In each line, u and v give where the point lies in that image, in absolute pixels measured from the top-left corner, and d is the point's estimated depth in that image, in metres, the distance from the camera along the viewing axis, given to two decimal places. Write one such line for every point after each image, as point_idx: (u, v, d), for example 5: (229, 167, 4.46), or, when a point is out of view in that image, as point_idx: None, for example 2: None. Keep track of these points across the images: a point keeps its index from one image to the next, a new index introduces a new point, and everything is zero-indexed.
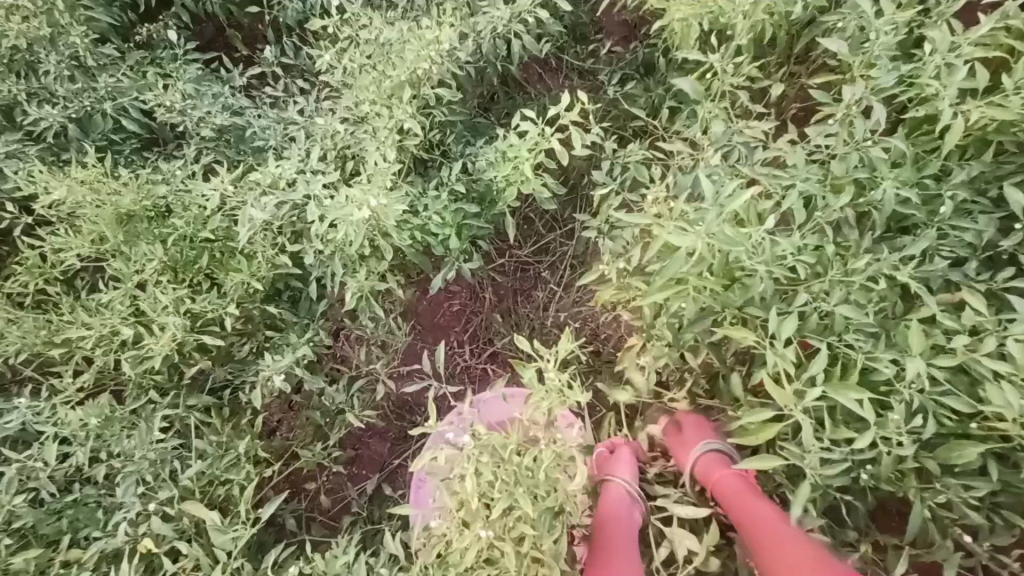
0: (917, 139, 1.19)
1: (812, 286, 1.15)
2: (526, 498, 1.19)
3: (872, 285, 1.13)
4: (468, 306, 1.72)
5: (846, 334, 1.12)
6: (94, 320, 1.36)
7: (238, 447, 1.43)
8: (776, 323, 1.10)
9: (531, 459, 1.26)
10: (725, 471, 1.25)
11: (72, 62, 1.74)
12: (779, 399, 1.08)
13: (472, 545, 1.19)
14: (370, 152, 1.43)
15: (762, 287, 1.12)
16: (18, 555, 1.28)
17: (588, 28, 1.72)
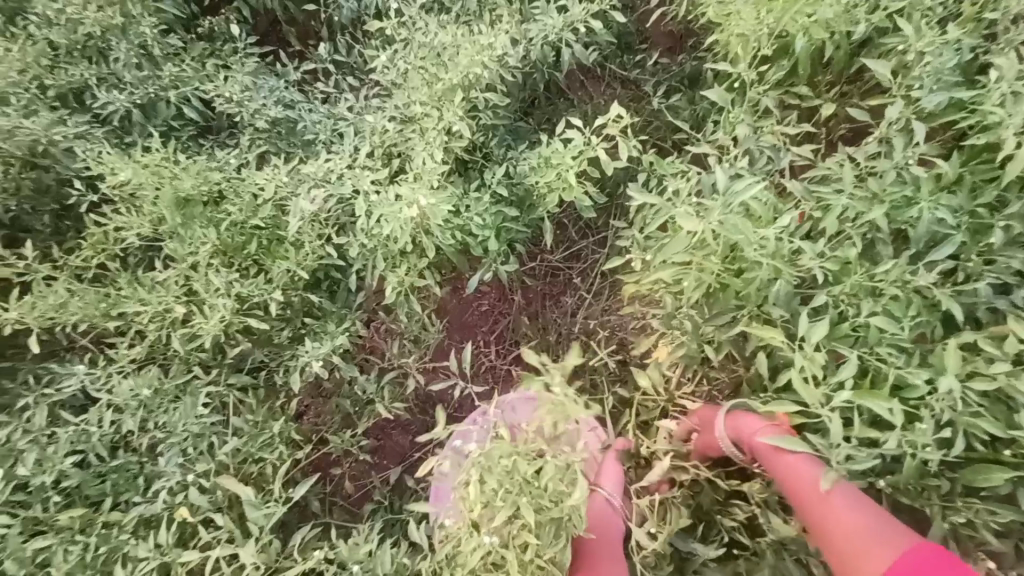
0: (975, 167, 1.14)
1: (833, 290, 1.16)
2: (529, 508, 1.18)
3: (918, 313, 1.11)
4: (497, 307, 1.73)
5: (877, 347, 1.12)
6: (150, 297, 1.44)
7: (272, 428, 1.50)
8: (805, 326, 1.12)
9: (535, 469, 1.24)
10: (755, 426, 1.19)
11: (140, 50, 1.84)
12: (805, 395, 1.10)
13: (477, 550, 1.20)
14: (418, 152, 1.48)
15: (777, 288, 1.17)
16: (64, 512, 1.38)
17: (635, 38, 1.72)
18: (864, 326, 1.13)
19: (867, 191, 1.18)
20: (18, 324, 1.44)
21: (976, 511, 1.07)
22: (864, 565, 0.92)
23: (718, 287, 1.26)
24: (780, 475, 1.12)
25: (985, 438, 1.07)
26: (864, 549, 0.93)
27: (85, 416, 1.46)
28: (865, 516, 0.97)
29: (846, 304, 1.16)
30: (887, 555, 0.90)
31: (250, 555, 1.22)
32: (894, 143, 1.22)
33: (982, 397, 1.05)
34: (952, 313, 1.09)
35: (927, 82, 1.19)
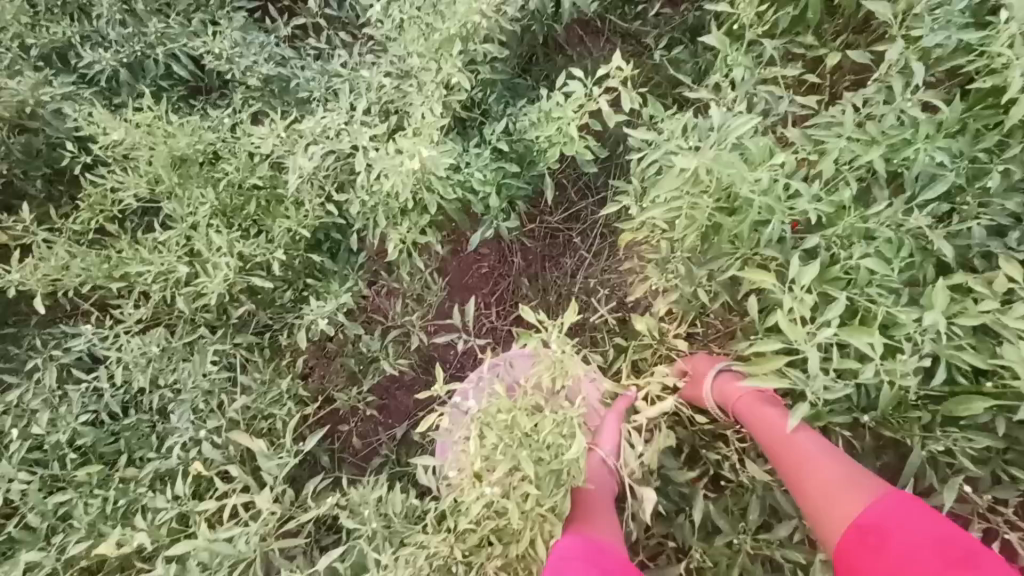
0: (979, 111, 1.13)
1: (826, 233, 1.18)
2: (528, 461, 1.24)
3: (912, 259, 1.13)
4: (497, 268, 1.74)
5: (869, 288, 1.13)
6: (153, 256, 1.43)
7: (280, 385, 1.53)
8: (796, 267, 1.13)
9: (534, 423, 1.30)
10: (739, 388, 1.23)
11: (123, 5, 1.78)
12: (789, 335, 1.11)
13: (479, 500, 1.27)
14: (417, 106, 1.45)
15: (771, 226, 1.18)
16: (81, 469, 1.42)
17: None
18: (857, 267, 1.14)
19: (868, 135, 1.17)
20: (22, 286, 1.45)
21: (953, 436, 1.11)
22: (834, 508, 0.94)
23: (713, 230, 1.28)
24: (761, 432, 1.14)
25: (971, 373, 1.11)
26: (834, 492, 0.95)
27: (96, 377, 1.49)
28: (839, 464, 0.99)
29: (839, 248, 1.17)
30: (858, 499, 0.92)
31: (264, 501, 1.26)
32: (896, 86, 1.21)
33: (969, 333, 1.08)
34: (945, 254, 1.11)
35: (937, 22, 1.16)
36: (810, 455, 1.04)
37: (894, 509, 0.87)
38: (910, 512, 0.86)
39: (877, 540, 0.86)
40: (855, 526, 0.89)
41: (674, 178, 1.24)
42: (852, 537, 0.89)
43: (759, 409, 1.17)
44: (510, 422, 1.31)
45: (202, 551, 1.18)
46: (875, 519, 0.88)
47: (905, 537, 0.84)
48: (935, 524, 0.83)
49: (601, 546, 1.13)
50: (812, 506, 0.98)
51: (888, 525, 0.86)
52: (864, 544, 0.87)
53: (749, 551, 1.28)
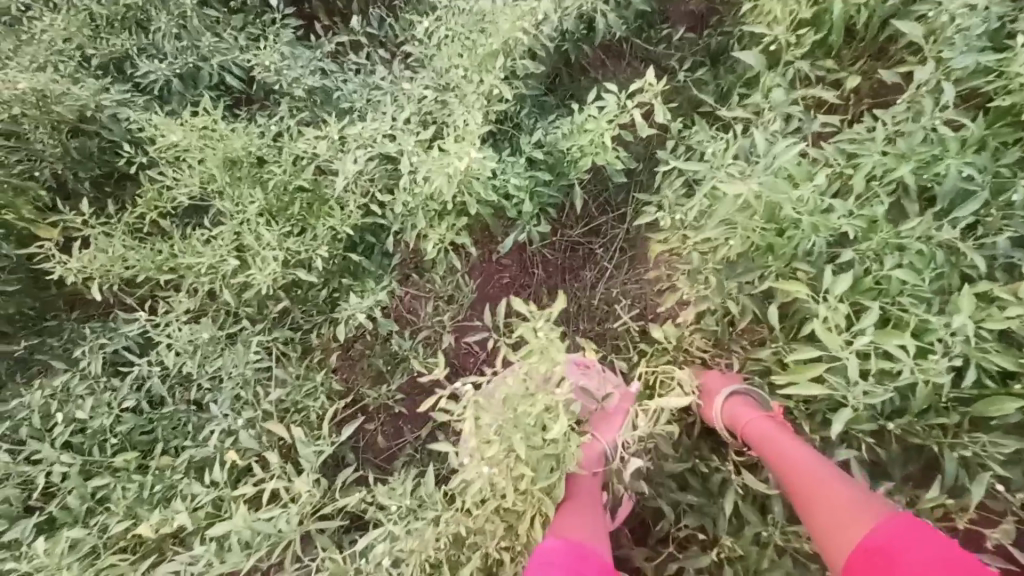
0: (1001, 129, 1.19)
1: (859, 246, 1.22)
2: (521, 442, 1.24)
3: (940, 268, 1.17)
4: (517, 279, 1.74)
5: (901, 297, 1.18)
6: (206, 250, 1.52)
7: (315, 379, 1.57)
8: (829, 279, 1.19)
9: (532, 407, 1.28)
10: (752, 414, 1.25)
11: (180, 21, 1.91)
12: (826, 341, 1.17)
13: (477, 478, 1.28)
14: (459, 114, 1.54)
15: (812, 241, 1.24)
16: (120, 454, 1.47)
17: (654, 17, 1.69)
18: (889, 277, 1.18)
19: (895, 149, 1.22)
20: (79, 275, 1.53)
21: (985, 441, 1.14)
22: (841, 532, 0.90)
23: (750, 241, 1.32)
24: (773, 458, 1.14)
25: (1001, 379, 1.14)
26: (841, 516, 0.92)
27: (138, 364, 1.54)
28: (848, 489, 0.96)
29: (871, 260, 1.22)
30: (864, 521, 0.88)
31: (306, 483, 1.33)
32: (921, 104, 1.26)
33: (998, 339, 1.12)
34: (972, 262, 1.15)
35: (956, 48, 1.23)
36: (820, 482, 1.01)
37: (898, 527, 0.83)
38: (910, 529, 0.82)
39: (880, 559, 0.81)
40: (859, 548, 0.85)
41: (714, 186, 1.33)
42: (855, 557, 0.85)
43: (771, 436, 1.18)
44: (514, 404, 1.31)
45: (242, 531, 1.26)
46: (877, 538, 0.84)
47: (906, 552, 0.79)
48: (940, 543, 0.78)
49: (582, 552, 1.08)
50: (821, 532, 0.94)
51: (887, 543, 0.82)
52: (867, 564, 0.83)
53: (777, 543, 1.32)
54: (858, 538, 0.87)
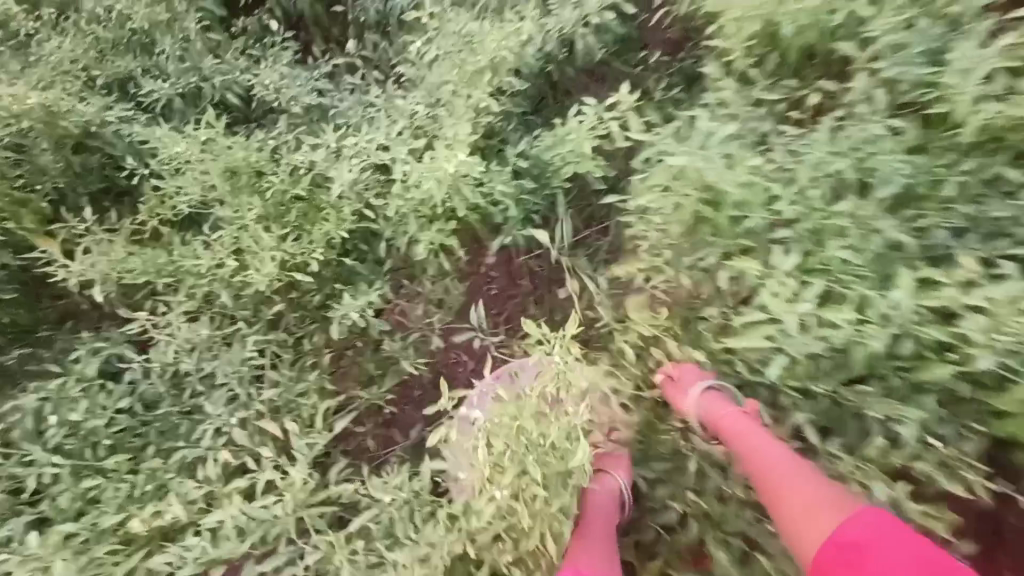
0: (940, 133, 1.29)
1: (804, 232, 1.28)
2: (535, 466, 1.31)
3: (880, 252, 1.22)
4: (505, 291, 1.74)
5: (843, 277, 1.23)
6: (206, 252, 1.58)
7: (307, 379, 1.61)
8: (778, 258, 1.28)
9: (540, 430, 1.37)
10: (727, 408, 1.28)
11: (183, 44, 2.01)
12: (773, 307, 1.26)
13: (487, 503, 1.32)
14: (450, 125, 1.66)
15: (755, 223, 1.33)
16: (111, 457, 1.49)
17: (636, 43, 1.81)
18: (829, 258, 1.25)
19: (842, 149, 1.30)
20: (82, 278, 1.57)
21: (930, 409, 1.18)
22: (811, 525, 0.95)
23: (700, 225, 1.43)
24: (744, 450, 1.18)
25: (941, 349, 1.17)
26: (815, 510, 0.96)
27: (137, 360, 1.58)
28: (819, 485, 1.01)
29: (813, 245, 1.28)
30: (835, 516, 0.94)
31: (302, 469, 1.36)
32: (862, 111, 1.37)
33: (933, 311, 1.18)
34: (910, 248, 1.21)
35: (895, 61, 1.33)
36: (790, 474, 1.06)
37: (868, 524, 0.89)
38: (883, 527, 0.88)
39: (852, 555, 0.87)
40: (832, 541, 0.90)
41: (673, 182, 1.45)
42: (829, 550, 0.90)
43: (744, 428, 1.22)
44: (519, 428, 1.37)
45: (244, 511, 1.36)
46: (848, 531, 0.90)
47: (877, 550, 0.85)
48: (909, 540, 0.85)
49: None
50: (790, 521, 0.99)
51: (862, 539, 0.87)
52: (840, 558, 0.88)
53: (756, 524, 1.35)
54: (831, 530, 0.92)
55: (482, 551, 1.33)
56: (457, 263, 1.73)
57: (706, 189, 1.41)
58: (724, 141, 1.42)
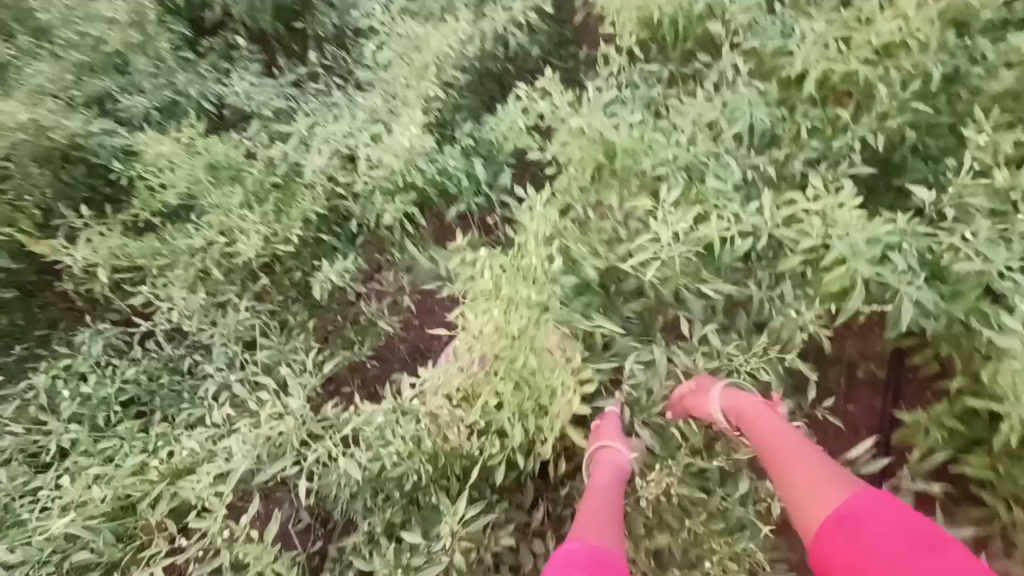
0: (793, 90, 1.61)
1: (692, 174, 1.57)
2: (504, 385, 1.51)
3: (746, 178, 1.54)
4: None
5: (721, 201, 1.50)
6: (198, 233, 1.82)
7: (296, 340, 1.83)
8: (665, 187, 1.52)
9: (509, 356, 1.53)
10: (745, 398, 1.31)
11: (156, 62, 2.21)
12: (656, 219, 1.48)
13: (454, 423, 1.53)
14: (406, 113, 1.93)
15: (646, 162, 1.58)
16: (122, 423, 1.67)
17: (568, 40, 2.11)
18: (706, 190, 1.51)
19: (720, 107, 1.62)
20: (87, 265, 1.84)
21: (789, 294, 1.44)
22: (815, 502, 0.99)
23: (610, 174, 1.63)
24: (758, 434, 1.21)
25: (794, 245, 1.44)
26: (819, 489, 1.01)
27: (141, 326, 1.84)
28: (826, 467, 1.06)
29: (699, 180, 1.56)
30: (838, 498, 0.98)
31: (297, 401, 1.58)
32: (734, 78, 1.71)
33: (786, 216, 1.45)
34: (765, 173, 1.54)
35: (754, 34, 1.68)
36: (798, 455, 1.10)
37: (873, 510, 0.94)
38: (885, 509, 0.93)
39: (853, 538, 0.92)
40: (833, 525, 0.95)
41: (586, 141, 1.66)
42: (831, 525, 0.95)
43: (763, 415, 1.25)
44: (489, 359, 1.55)
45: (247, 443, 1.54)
46: (853, 513, 0.94)
47: (879, 535, 0.90)
48: (907, 532, 0.90)
49: (605, 559, 1.07)
50: (795, 500, 1.03)
51: (865, 517, 0.93)
52: (840, 541, 0.93)
53: None
54: (832, 513, 0.97)
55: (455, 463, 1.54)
56: (420, 230, 1.97)
57: (614, 143, 1.62)
58: (625, 108, 1.70)
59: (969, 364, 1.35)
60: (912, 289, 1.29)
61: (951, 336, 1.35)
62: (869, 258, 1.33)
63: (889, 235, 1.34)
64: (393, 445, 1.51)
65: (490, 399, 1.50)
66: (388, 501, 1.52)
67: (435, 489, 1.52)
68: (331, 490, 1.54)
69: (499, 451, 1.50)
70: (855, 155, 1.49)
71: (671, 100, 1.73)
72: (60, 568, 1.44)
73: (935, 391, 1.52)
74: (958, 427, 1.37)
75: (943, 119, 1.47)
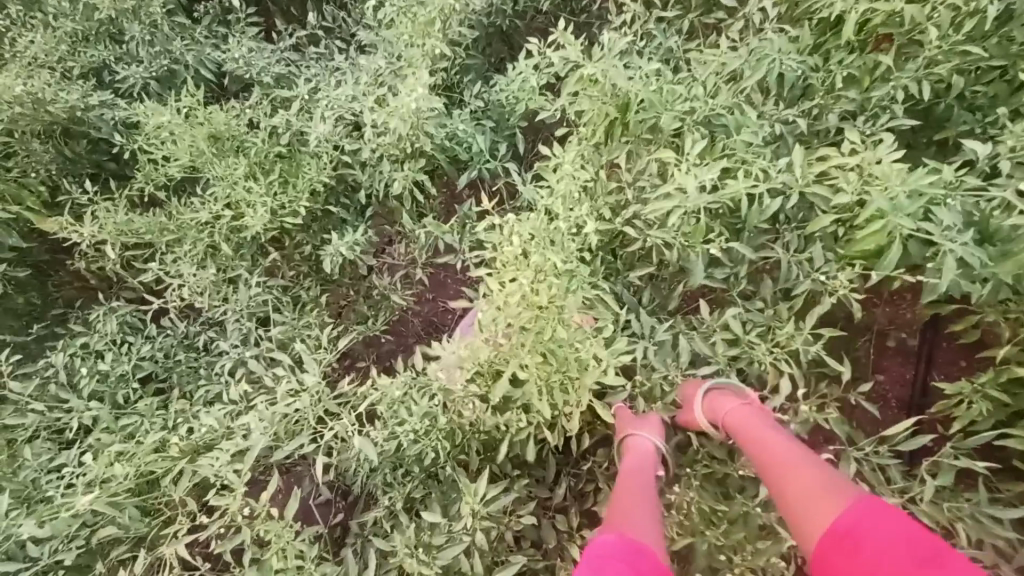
0: (829, 36, 1.48)
1: (720, 132, 1.47)
2: (529, 355, 1.42)
3: (776, 133, 1.44)
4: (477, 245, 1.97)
5: (746, 156, 1.39)
6: (203, 207, 1.77)
7: (309, 316, 1.80)
8: (689, 142, 1.41)
9: (528, 324, 1.45)
10: (732, 406, 1.26)
11: (151, 29, 2.11)
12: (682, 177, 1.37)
13: (471, 397, 1.49)
14: (410, 74, 1.82)
15: (667, 120, 1.47)
16: (141, 401, 1.67)
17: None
18: (732, 143, 1.41)
19: (750, 57, 1.50)
20: (94, 241, 1.80)
21: (819, 258, 1.35)
22: (810, 518, 0.91)
23: (625, 133, 1.57)
24: (751, 445, 1.16)
25: (826, 204, 1.34)
26: (812, 504, 0.92)
27: (154, 303, 1.82)
28: (820, 476, 0.97)
29: (724, 138, 1.46)
30: (836, 504, 0.90)
31: (311, 377, 1.56)
32: (761, 26, 1.58)
33: (816, 173, 1.35)
34: (799, 129, 1.44)
35: None
36: (792, 463, 1.03)
37: (866, 517, 0.84)
38: (880, 516, 0.83)
39: (851, 543, 0.83)
40: (830, 532, 0.87)
41: (604, 98, 1.55)
42: (828, 543, 0.86)
43: (754, 424, 1.20)
44: (508, 330, 1.47)
45: (262, 420, 1.50)
46: (847, 526, 0.85)
47: (878, 534, 0.81)
48: (908, 529, 0.80)
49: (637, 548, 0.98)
50: (791, 513, 0.95)
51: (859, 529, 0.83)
52: (840, 550, 0.84)
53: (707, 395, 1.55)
54: (831, 520, 0.88)
55: (474, 437, 1.52)
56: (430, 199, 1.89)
57: (636, 100, 1.51)
58: (644, 61, 1.59)
59: (1015, 331, 1.26)
60: (975, 255, 1.14)
61: (997, 303, 1.25)
62: (912, 214, 1.20)
63: (931, 189, 1.21)
64: (409, 423, 1.48)
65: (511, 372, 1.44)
66: (408, 475, 1.52)
67: (453, 465, 1.50)
68: (350, 464, 1.53)
69: (518, 424, 1.46)
70: (898, 106, 1.37)
71: (693, 52, 1.61)
72: (90, 541, 1.47)
73: (969, 359, 1.50)
74: (1004, 398, 1.26)
75: (993, 64, 1.33)
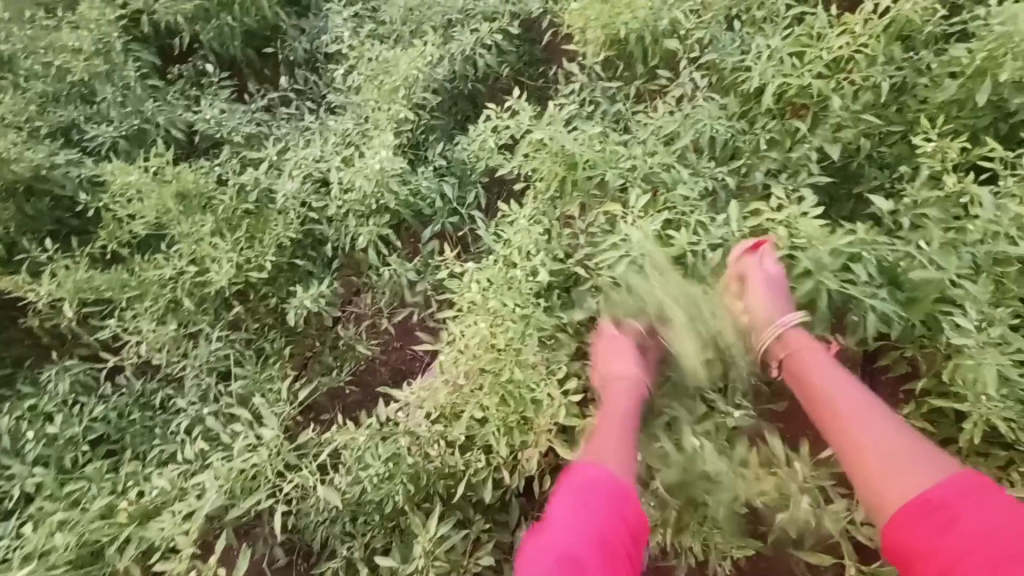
0: (753, 103, 1.66)
1: (660, 187, 1.59)
2: (490, 397, 1.49)
3: (711, 189, 1.58)
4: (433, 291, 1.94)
5: (683, 208, 1.53)
6: (166, 263, 1.80)
7: (271, 370, 1.78)
8: (633, 198, 1.56)
9: (488, 364, 1.52)
10: (806, 343, 1.23)
11: (123, 91, 2.17)
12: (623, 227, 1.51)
13: (432, 444, 1.50)
14: (377, 136, 1.94)
15: (609, 176, 1.62)
16: (89, 464, 1.60)
17: (537, 57, 2.11)
18: (673, 198, 1.55)
19: (686, 122, 1.66)
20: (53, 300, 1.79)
21: None
22: (890, 483, 0.89)
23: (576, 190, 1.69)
24: (816, 386, 1.13)
25: None
26: (898, 472, 0.90)
27: (110, 361, 1.79)
28: (900, 444, 0.94)
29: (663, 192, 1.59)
30: (926, 476, 0.87)
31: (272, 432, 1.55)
32: (693, 94, 1.75)
33: (754, 229, 1.49)
34: (730, 185, 1.58)
35: (711, 49, 1.75)
36: (863, 417, 1.01)
37: (966, 492, 0.82)
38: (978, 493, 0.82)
39: (944, 515, 0.81)
40: (918, 499, 0.85)
41: (554, 155, 1.70)
42: (914, 509, 0.85)
43: (829, 367, 1.15)
44: (468, 370, 1.54)
45: (219, 477, 1.49)
46: (938, 499, 0.83)
47: (971, 512, 0.79)
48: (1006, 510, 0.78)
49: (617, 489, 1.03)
50: (868, 476, 0.93)
51: (956, 503, 0.81)
52: (927, 518, 0.83)
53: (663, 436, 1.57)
54: (916, 489, 0.86)
55: (433, 489, 1.50)
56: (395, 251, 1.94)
57: (585, 162, 1.66)
58: (590, 124, 1.75)
59: (931, 364, 1.36)
60: (875, 301, 1.33)
61: (914, 339, 1.36)
62: (833, 269, 1.37)
63: (850, 245, 1.38)
64: (372, 467, 1.48)
65: (473, 415, 1.49)
66: (368, 529, 1.49)
67: (416, 514, 1.48)
68: (309, 521, 1.50)
69: (478, 470, 1.48)
70: (813, 163, 1.53)
71: (637, 116, 1.76)
72: None
73: (906, 391, 1.44)
74: (928, 428, 1.35)
75: (893, 129, 1.53)
